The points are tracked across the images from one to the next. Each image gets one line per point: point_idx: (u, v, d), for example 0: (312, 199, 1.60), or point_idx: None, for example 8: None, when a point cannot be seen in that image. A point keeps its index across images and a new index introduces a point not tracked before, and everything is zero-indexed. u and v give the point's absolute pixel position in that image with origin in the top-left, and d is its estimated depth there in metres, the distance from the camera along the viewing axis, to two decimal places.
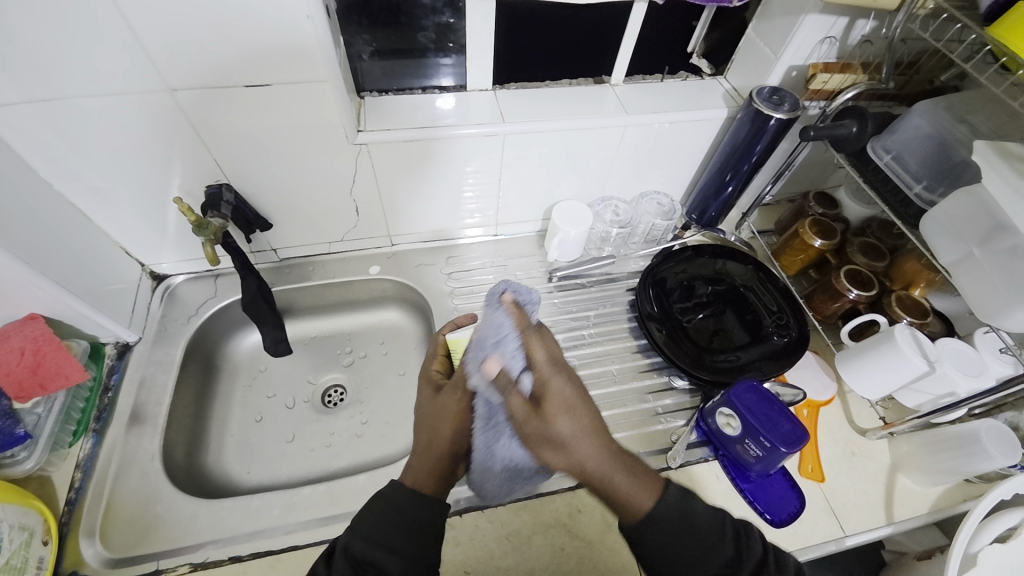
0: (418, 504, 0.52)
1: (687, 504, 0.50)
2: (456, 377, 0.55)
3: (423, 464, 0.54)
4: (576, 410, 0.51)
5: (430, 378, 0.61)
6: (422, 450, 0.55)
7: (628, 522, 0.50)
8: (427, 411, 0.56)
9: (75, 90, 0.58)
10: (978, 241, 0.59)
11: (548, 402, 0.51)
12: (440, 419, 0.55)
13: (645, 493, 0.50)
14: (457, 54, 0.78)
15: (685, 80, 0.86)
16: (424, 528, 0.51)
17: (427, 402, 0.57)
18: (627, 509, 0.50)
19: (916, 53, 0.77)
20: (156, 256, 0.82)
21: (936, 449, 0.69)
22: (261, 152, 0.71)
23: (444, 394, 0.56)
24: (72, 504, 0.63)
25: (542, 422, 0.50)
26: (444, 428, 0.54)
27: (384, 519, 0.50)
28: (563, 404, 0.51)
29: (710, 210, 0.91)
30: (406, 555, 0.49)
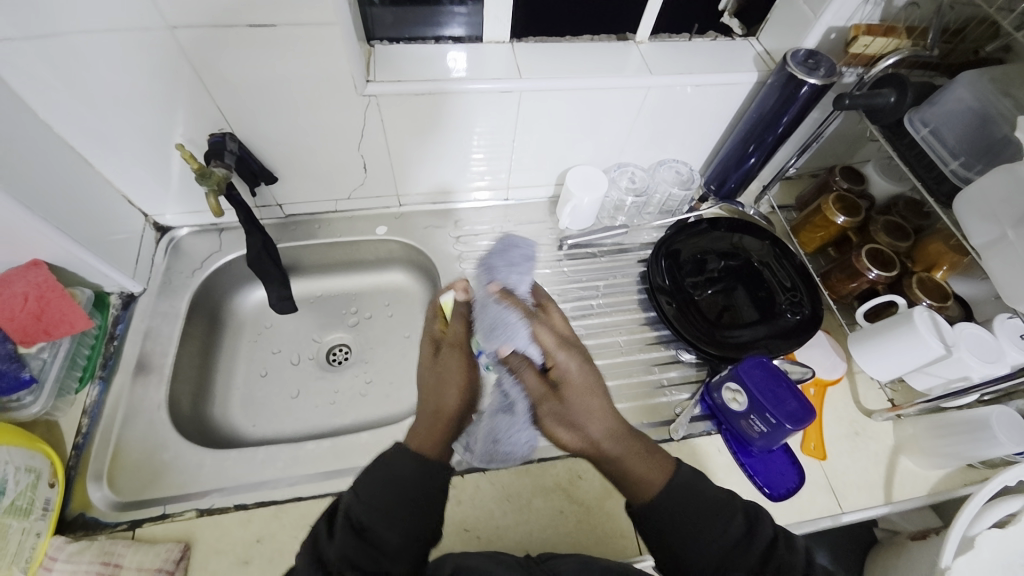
0: (420, 474, 0.50)
1: (697, 484, 0.50)
2: (451, 334, 0.58)
3: (429, 430, 0.53)
4: (589, 395, 0.51)
5: (431, 334, 0.60)
6: (427, 416, 0.54)
7: (639, 503, 0.50)
8: (429, 376, 0.56)
9: (72, 24, 0.55)
10: (1013, 223, 0.56)
11: (569, 385, 0.52)
12: (443, 379, 0.55)
13: (660, 472, 0.51)
14: (473, 2, 0.73)
15: (714, 40, 0.81)
16: (426, 497, 0.49)
17: (429, 366, 0.57)
18: (638, 490, 0.50)
19: (964, 20, 0.72)
20: (160, 206, 0.81)
21: (942, 433, 0.69)
22: (267, 100, 0.68)
23: (444, 354, 0.56)
24: (79, 449, 0.64)
25: (563, 404, 0.51)
26: (450, 391, 0.54)
27: (383, 486, 0.49)
28: (582, 388, 0.52)
29: (730, 180, 0.88)
30: (406, 524, 0.48)
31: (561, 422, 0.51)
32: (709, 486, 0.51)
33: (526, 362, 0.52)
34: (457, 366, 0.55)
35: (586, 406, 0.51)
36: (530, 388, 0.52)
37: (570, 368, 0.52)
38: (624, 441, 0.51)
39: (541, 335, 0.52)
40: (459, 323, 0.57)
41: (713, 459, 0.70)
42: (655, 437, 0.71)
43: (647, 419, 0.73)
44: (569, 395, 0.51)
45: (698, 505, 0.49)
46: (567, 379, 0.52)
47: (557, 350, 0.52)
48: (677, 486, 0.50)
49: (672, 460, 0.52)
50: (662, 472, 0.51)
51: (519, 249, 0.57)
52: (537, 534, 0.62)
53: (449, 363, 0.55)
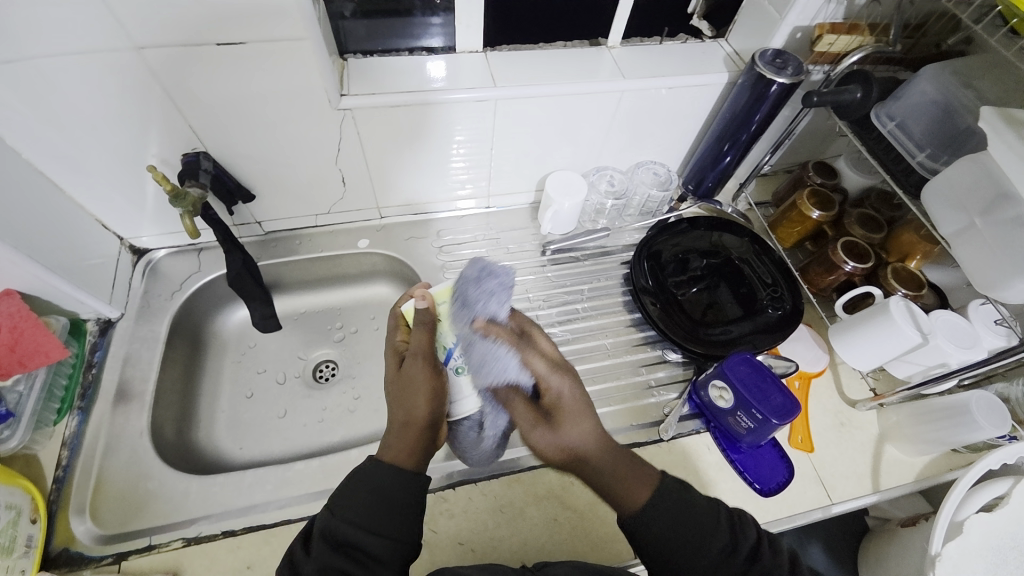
0: (399, 484, 0.50)
1: (686, 496, 0.51)
2: (413, 344, 0.56)
3: (401, 441, 0.52)
4: (576, 416, 0.53)
5: (394, 347, 0.59)
6: (398, 428, 0.53)
7: (627, 515, 0.50)
8: (395, 386, 0.55)
9: (35, 50, 0.54)
10: (981, 212, 0.57)
11: (560, 410, 0.53)
12: (411, 391, 0.54)
13: (644, 487, 0.51)
14: (445, 12, 0.73)
15: (686, 43, 0.83)
16: (409, 508, 0.50)
17: (394, 377, 0.56)
18: (625, 500, 0.51)
19: (925, 15, 0.74)
20: (136, 230, 0.79)
21: (923, 420, 0.70)
22: (241, 118, 0.67)
23: (408, 363, 0.55)
24: (60, 482, 0.62)
25: (552, 428, 0.53)
26: (416, 399, 0.53)
27: (362, 498, 0.49)
28: (573, 410, 0.54)
29: (707, 180, 0.89)
30: (387, 533, 0.48)
31: (552, 447, 0.53)
32: (699, 496, 0.52)
33: (514, 391, 0.54)
34: (421, 373, 0.54)
35: (575, 428, 0.53)
36: (520, 416, 0.53)
37: (560, 391, 0.54)
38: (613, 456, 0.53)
39: (530, 360, 0.55)
40: (420, 333, 0.56)
41: (704, 457, 0.70)
42: (645, 438, 0.71)
43: (636, 420, 0.73)
44: (560, 418, 0.53)
45: (688, 516, 0.50)
46: (559, 405, 0.54)
47: (549, 374, 0.55)
48: (667, 498, 0.51)
49: (655, 473, 0.53)
50: (644, 486, 0.51)
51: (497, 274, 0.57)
52: (531, 542, 0.62)
53: (412, 372, 0.54)
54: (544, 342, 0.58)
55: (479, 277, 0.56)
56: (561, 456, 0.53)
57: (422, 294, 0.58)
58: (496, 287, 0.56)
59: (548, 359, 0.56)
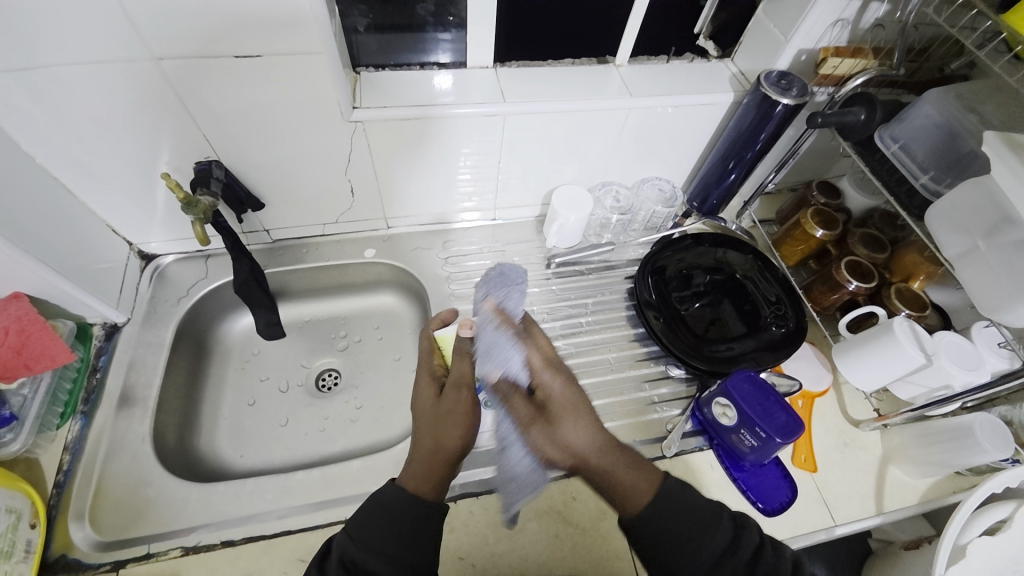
0: (412, 510, 0.50)
1: (687, 492, 0.52)
2: (455, 373, 0.57)
3: (426, 468, 0.52)
4: (574, 413, 0.54)
5: (431, 370, 0.59)
6: (423, 455, 0.53)
7: (626, 513, 0.51)
8: (429, 414, 0.55)
9: (55, 59, 0.55)
10: (984, 234, 0.58)
11: (554, 408, 0.55)
12: (446, 422, 0.54)
13: (646, 486, 0.51)
14: (457, 29, 0.75)
15: (691, 62, 0.84)
16: (423, 534, 0.50)
17: (431, 406, 0.55)
18: (627, 501, 0.51)
19: (927, 39, 0.76)
20: (145, 235, 0.80)
21: (927, 442, 0.70)
22: (254, 128, 0.68)
23: (448, 393, 0.56)
24: (61, 487, 0.62)
25: (549, 425, 0.54)
26: (450, 430, 0.53)
27: (376, 523, 0.49)
28: (566, 408, 0.55)
29: (712, 198, 0.90)
30: (399, 560, 0.48)
31: (551, 443, 0.53)
32: (699, 498, 0.52)
33: (514, 388, 0.56)
34: (461, 406, 0.55)
35: (573, 423, 0.53)
36: (518, 415, 0.54)
37: (552, 388, 0.56)
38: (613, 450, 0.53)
39: (529, 354, 0.58)
40: (464, 364, 0.57)
41: (706, 475, 0.70)
42: (647, 454, 0.71)
43: (639, 436, 0.73)
44: (556, 413, 0.54)
45: (688, 516, 0.50)
46: (551, 404, 0.55)
47: (543, 370, 0.57)
48: (668, 499, 0.51)
49: (660, 472, 0.53)
50: (647, 482, 0.52)
51: (513, 274, 0.63)
52: (532, 559, 0.61)
53: (450, 402, 0.55)
54: (535, 347, 0.59)
55: (500, 275, 0.62)
56: (559, 451, 0.53)
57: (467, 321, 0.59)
58: (507, 278, 0.62)
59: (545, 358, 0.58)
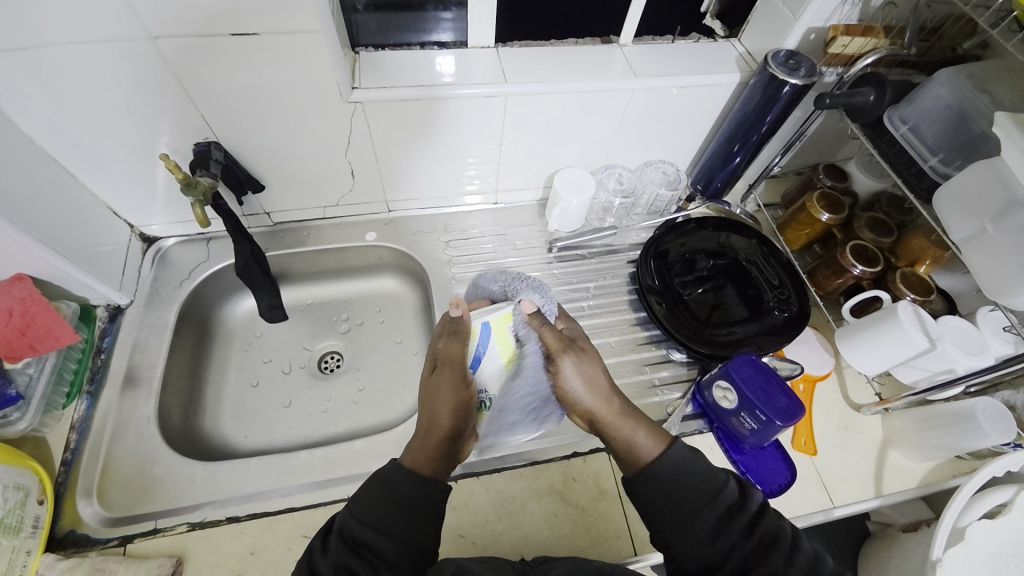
0: (413, 485, 0.52)
1: (692, 460, 0.55)
2: (444, 355, 0.59)
3: (422, 446, 0.56)
4: (589, 366, 0.60)
5: (432, 350, 0.61)
6: (421, 434, 0.57)
7: (635, 469, 0.55)
8: (424, 393, 0.59)
9: (52, 37, 0.55)
10: (992, 218, 0.57)
11: (571, 365, 0.59)
12: (436, 402, 0.57)
13: (654, 442, 0.56)
14: (457, 7, 0.73)
15: (697, 42, 0.82)
16: (422, 508, 0.51)
17: (424, 386, 0.61)
18: (636, 455, 0.56)
19: (940, 18, 0.73)
20: (146, 217, 0.80)
21: (929, 426, 0.70)
22: (252, 108, 0.68)
23: (437, 372, 0.59)
24: (68, 465, 0.63)
25: (568, 385, 0.59)
26: (441, 411, 0.57)
27: (376, 499, 0.51)
28: (586, 360, 0.61)
29: (716, 180, 0.89)
30: (399, 535, 0.49)
31: (569, 391, 0.59)
32: (701, 464, 0.55)
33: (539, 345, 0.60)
34: (448, 385, 0.58)
35: (590, 375, 0.60)
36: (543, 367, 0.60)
37: (567, 349, 0.60)
38: (622, 406, 0.59)
39: (541, 325, 0.60)
40: (453, 345, 0.59)
41: (705, 457, 0.70)
42: None
43: None
44: (576, 362, 0.60)
45: (694, 482, 0.53)
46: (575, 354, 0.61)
47: (555, 338, 0.60)
48: (670, 463, 0.54)
49: (666, 438, 0.57)
50: (653, 438, 0.57)
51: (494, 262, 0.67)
52: (532, 537, 0.62)
53: (439, 381, 0.58)
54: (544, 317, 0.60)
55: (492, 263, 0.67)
56: (580, 409, 0.59)
57: (457, 302, 0.60)
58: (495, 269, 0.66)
59: (554, 324, 0.61)
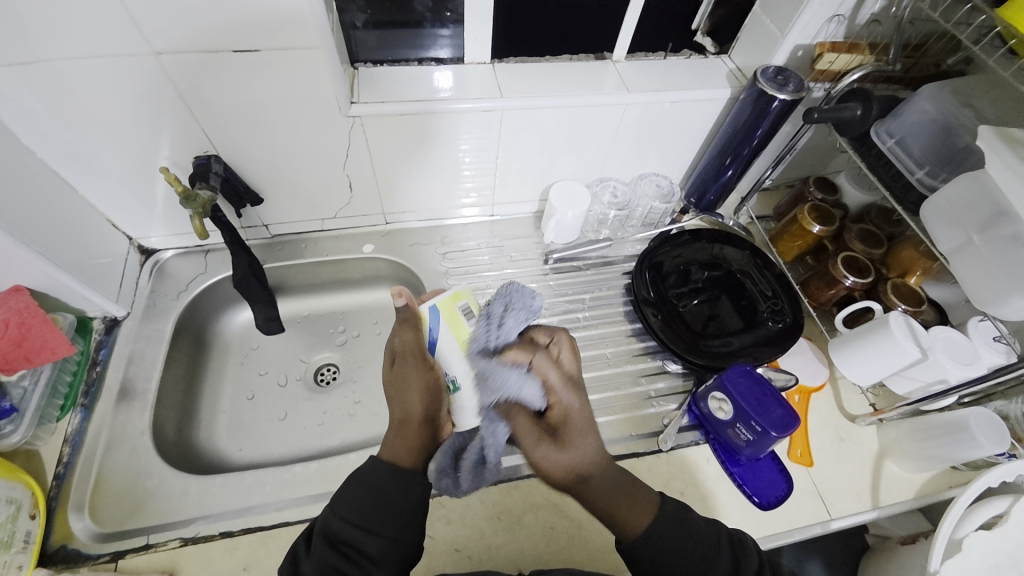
0: (397, 483, 0.52)
1: (687, 517, 0.52)
2: (400, 347, 0.65)
3: (402, 438, 0.57)
4: (578, 434, 0.54)
5: (391, 345, 0.66)
6: (396, 427, 0.58)
7: (627, 540, 0.51)
8: (391, 386, 0.62)
9: (55, 53, 0.56)
10: (978, 229, 0.58)
11: (567, 427, 0.54)
12: (404, 391, 0.61)
13: (644, 514, 0.52)
14: (454, 24, 0.75)
15: (689, 58, 0.84)
16: (404, 505, 0.51)
17: (390, 377, 0.63)
18: (625, 525, 0.51)
19: (924, 35, 0.76)
20: (145, 230, 0.80)
21: (923, 436, 0.70)
22: (253, 123, 0.69)
23: (402, 364, 0.64)
24: (60, 479, 0.63)
25: (558, 445, 0.53)
26: (413, 400, 0.60)
27: (360, 497, 0.51)
28: (576, 430, 0.54)
29: (709, 193, 0.90)
30: (382, 533, 0.49)
31: (554, 463, 0.53)
32: (700, 520, 0.52)
33: (517, 406, 0.57)
34: (414, 373, 0.62)
35: (577, 448, 0.53)
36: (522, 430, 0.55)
37: (569, 404, 0.55)
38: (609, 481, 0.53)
39: (546, 373, 0.57)
40: (407, 334, 0.66)
41: (702, 469, 0.70)
42: (644, 448, 0.71)
43: (635, 430, 0.73)
44: (563, 433, 0.54)
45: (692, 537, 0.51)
46: (566, 422, 0.55)
47: (561, 389, 0.56)
48: (669, 519, 0.52)
49: (657, 497, 0.54)
50: (642, 508, 0.52)
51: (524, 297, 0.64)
52: (528, 551, 0.62)
53: (409, 372, 0.62)
54: (567, 353, 0.60)
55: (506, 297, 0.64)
56: (565, 476, 0.53)
57: (401, 291, 0.65)
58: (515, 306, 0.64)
59: (563, 375, 0.57)
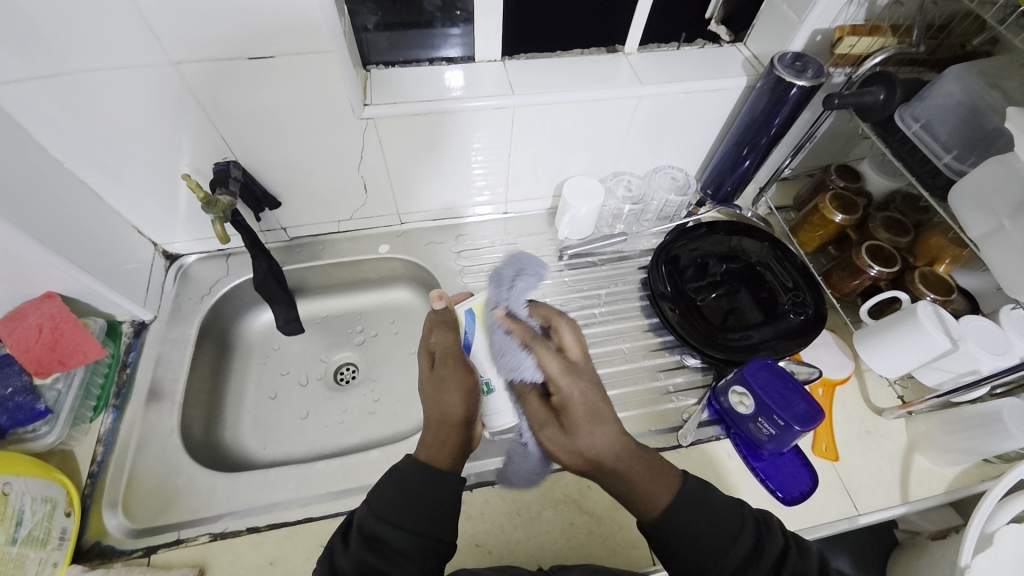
0: (430, 482, 0.52)
1: (706, 495, 0.51)
2: (439, 347, 0.61)
3: (438, 440, 0.56)
4: (587, 425, 0.53)
5: (428, 347, 0.63)
6: (434, 427, 0.56)
7: (647, 519, 0.51)
8: (429, 387, 0.59)
9: (80, 65, 0.57)
10: (1009, 214, 0.56)
11: (569, 412, 0.54)
12: (445, 394, 0.58)
13: (666, 490, 0.51)
14: (465, 23, 0.75)
15: (703, 47, 0.83)
16: (438, 504, 0.51)
17: (427, 380, 0.59)
18: (644, 503, 0.51)
19: (948, 15, 0.72)
20: (168, 235, 0.83)
21: (954, 429, 0.68)
22: (269, 128, 0.70)
23: (439, 366, 0.60)
24: (94, 477, 0.65)
25: (564, 433, 0.54)
26: (453, 401, 0.57)
27: (393, 494, 0.51)
28: (581, 418, 0.53)
29: (726, 184, 0.89)
30: (417, 532, 0.49)
31: (563, 448, 0.54)
32: (720, 497, 0.52)
33: (529, 387, 0.58)
34: (453, 375, 0.59)
35: (585, 436, 0.53)
36: (531, 416, 0.57)
37: (569, 393, 0.54)
38: (631, 463, 0.52)
39: (544, 362, 0.57)
40: (446, 335, 0.62)
41: (723, 464, 0.69)
42: (664, 444, 0.71)
43: (655, 426, 0.72)
44: (567, 421, 0.54)
45: (712, 516, 0.50)
46: (567, 406, 0.54)
47: (561, 375, 0.56)
48: (686, 498, 0.51)
49: (678, 476, 0.53)
50: (665, 484, 0.51)
51: (529, 265, 0.67)
52: (548, 547, 0.62)
53: (447, 374, 0.59)
54: (569, 334, 0.59)
55: (515, 265, 0.66)
56: (574, 458, 0.54)
57: (440, 294, 0.63)
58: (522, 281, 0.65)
59: (563, 361, 0.57)
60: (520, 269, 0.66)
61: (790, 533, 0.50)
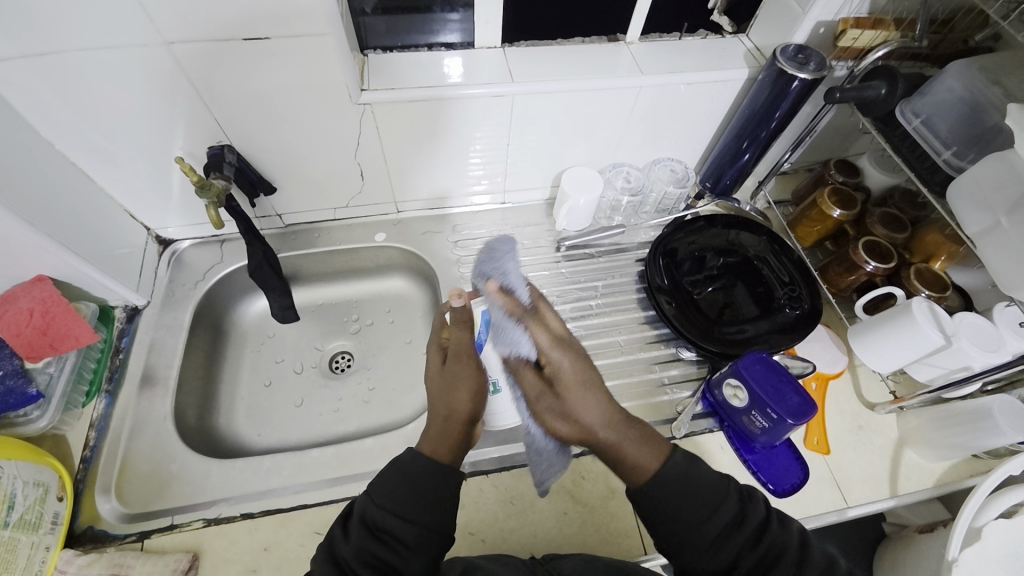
0: (434, 474, 0.51)
1: (693, 469, 0.51)
2: (454, 344, 0.59)
3: (441, 435, 0.55)
4: (586, 391, 0.52)
5: (439, 341, 0.61)
6: (438, 421, 0.56)
7: (634, 485, 0.51)
8: (437, 382, 0.58)
9: (69, 44, 0.56)
10: (1006, 210, 0.56)
11: (562, 382, 0.53)
12: (453, 392, 0.56)
13: (653, 457, 0.51)
14: (464, 8, 0.74)
15: (705, 38, 0.82)
16: (441, 496, 0.51)
17: (436, 374, 0.58)
18: (635, 470, 0.51)
19: (951, 11, 0.72)
20: (162, 220, 0.82)
21: (944, 424, 0.68)
22: (264, 112, 0.69)
23: (451, 362, 0.58)
24: (87, 462, 0.65)
25: (560, 401, 0.53)
26: (460, 399, 0.56)
27: (396, 485, 0.50)
28: (578, 385, 0.53)
29: (726, 178, 0.88)
30: (419, 523, 0.49)
31: (559, 416, 0.53)
32: (707, 473, 0.51)
33: (522, 363, 0.55)
34: (464, 374, 0.57)
35: (582, 402, 0.52)
36: (528, 387, 0.55)
37: (563, 363, 0.53)
38: (624, 426, 0.52)
39: (536, 334, 0.55)
40: (462, 333, 0.59)
41: (716, 456, 0.70)
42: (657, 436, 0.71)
43: (649, 418, 0.73)
44: (562, 388, 0.53)
45: (695, 491, 0.50)
46: (561, 377, 0.53)
47: (551, 348, 0.54)
48: (671, 473, 0.50)
49: (667, 445, 0.53)
50: (654, 453, 0.51)
51: (502, 249, 0.62)
52: (541, 536, 0.62)
53: (457, 371, 0.57)
54: (551, 316, 0.57)
55: (490, 252, 0.62)
56: (570, 427, 0.53)
57: (458, 291, 0.59)
58: (503, 256, 0.61)
59: (552, 334, 0.55)
60: (493, 253, 0.62)
61: (773, 507, 0.51)
